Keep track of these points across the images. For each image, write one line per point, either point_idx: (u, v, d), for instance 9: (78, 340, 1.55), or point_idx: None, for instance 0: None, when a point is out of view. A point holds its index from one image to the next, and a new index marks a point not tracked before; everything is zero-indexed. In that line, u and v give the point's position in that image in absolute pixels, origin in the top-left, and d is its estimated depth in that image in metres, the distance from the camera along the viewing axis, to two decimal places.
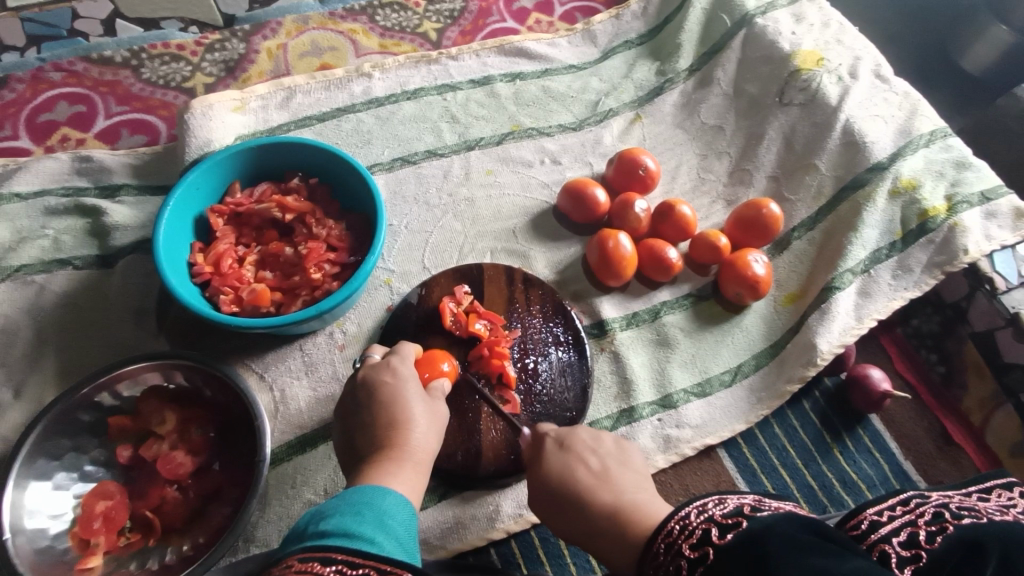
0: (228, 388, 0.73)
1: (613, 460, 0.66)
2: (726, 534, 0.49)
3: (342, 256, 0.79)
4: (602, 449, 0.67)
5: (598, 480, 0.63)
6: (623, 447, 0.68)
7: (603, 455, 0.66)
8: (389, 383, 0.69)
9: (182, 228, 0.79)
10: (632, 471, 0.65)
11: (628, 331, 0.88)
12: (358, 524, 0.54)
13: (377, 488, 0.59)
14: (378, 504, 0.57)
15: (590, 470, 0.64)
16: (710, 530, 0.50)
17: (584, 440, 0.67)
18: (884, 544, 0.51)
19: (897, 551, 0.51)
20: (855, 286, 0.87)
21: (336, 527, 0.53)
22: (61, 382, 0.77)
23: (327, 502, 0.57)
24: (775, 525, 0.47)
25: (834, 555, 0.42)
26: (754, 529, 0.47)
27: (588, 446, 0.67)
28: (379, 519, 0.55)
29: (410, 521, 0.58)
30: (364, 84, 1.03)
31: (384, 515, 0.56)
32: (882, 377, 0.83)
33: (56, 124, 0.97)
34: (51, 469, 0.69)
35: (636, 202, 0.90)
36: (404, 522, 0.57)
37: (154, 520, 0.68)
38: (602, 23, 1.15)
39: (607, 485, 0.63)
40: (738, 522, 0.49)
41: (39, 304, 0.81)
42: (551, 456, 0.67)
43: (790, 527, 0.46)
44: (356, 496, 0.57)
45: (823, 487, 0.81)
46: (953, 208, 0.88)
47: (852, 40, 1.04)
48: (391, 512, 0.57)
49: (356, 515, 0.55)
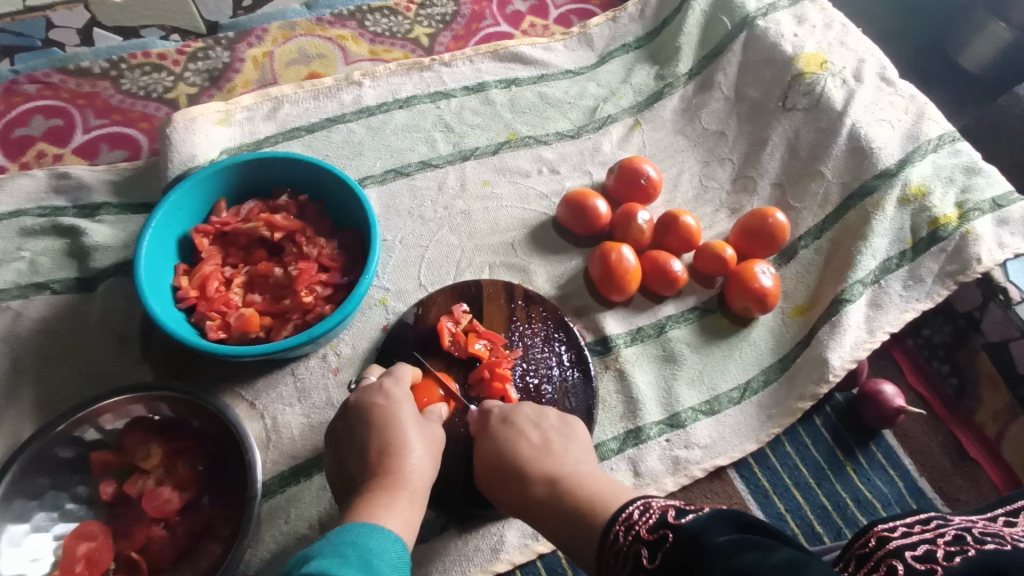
0: (216, 419, 0.70)
1: (555, 433, 0.68)
2: (656, 556, 0.48)
3: (334, 276, 0.76)
4: (545, 423, 0.69)
5: (540, 452, 0.65)
6: (566, 421, 0.70)
7: (545, 429, 0.68)
8: (382, 407, 0.66)
9: (165, 250, 0.75)
10: (573, 443, 0.67)
11: (632, 347, 0.85)
12: (344, 567, 0.50)
13: (365, 525, 0.56)
14: (366, 542, 0.54)
15: (532, 443, 0.66)
16: (641, 553, 0.50)
17: (526, 415, 0.69)
18: (893, 559, 0.48)
19: (910, 565, 0.47)
20: (866, 298, 0.84)
21: (319, 569, 0.50)
22: (39, 415, 0.73)
23: (313, 544, 0.53)
24: (702, 535, 0.46)
25: (762, 549, 0.42)
26: (681, 542, 0.47)
27: (531, 420, 0.69)
28: (365, 560, 0.52)
29: (400, 559, 0.55)
30: (354, 93, 0.99)
31: (370, 554, 0.53)
32: (895, 393, 0.81)
33: (31, 140, 0.93)
34: (29, 509, 0.66)
35: (639, 213, 0.87)
36: (393, 563, 0.54)
37: (140, 561, 0.65)
38: (598, 26, 1.12)
39: (547, 457, 0.64)
40: (664, 535, 0.49)
41: (15, 332, 0.77)
42: (494, 430, 0.68)
43: (715, 530, 0.46)
44: (344, 535, 0.54)
45: (837, 507, 0.78)
46: (964, 216, 0.85)
47: (856, 42, 1.02)
48: (379, 552, 0.54)
49: (340, 557, 0.52)
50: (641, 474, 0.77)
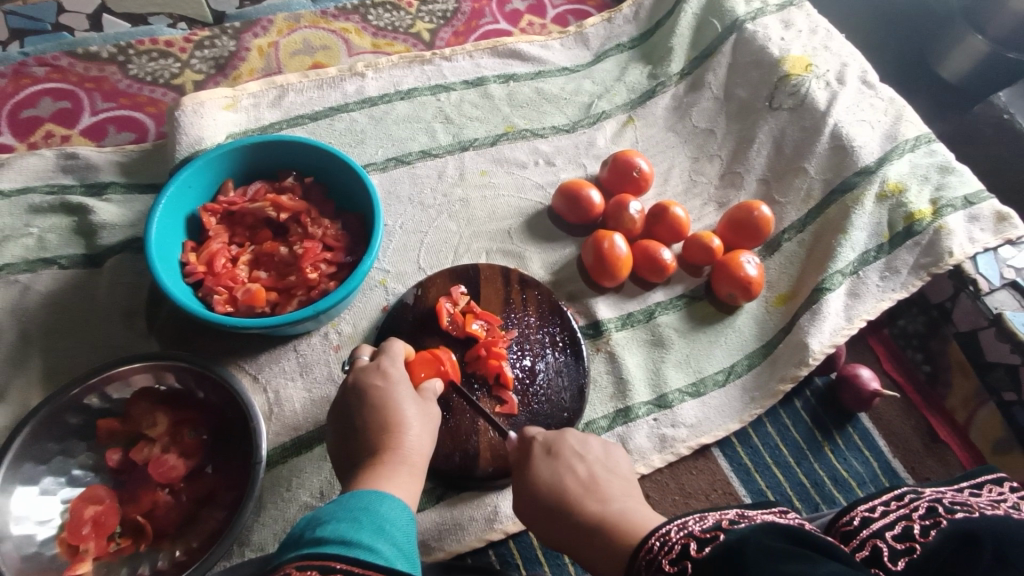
0: (222, 389, 0.72)
1: (601, 466, 0.66)
2: (704, 548, 0.48)
3: (338, 255, 0.79)
4: (590, 455, 0.67)
5: (586, 487, 0.63)
6: (610, 451, 0.68)
7: (591, 461, 0.66)
8: (380, 387, 0.69)
9: (174, 227, 0.77)
10: (618, 477, 0.65)
11: (623, 331, 0.88)
12: (356, 531, 0.53)
13: (375, 494, 0.58)
14: (377, 510, 0.57)
15: (578, 478, 0.64)
16: (690, 545, 0.50)
17: (571, 446, 0.67)
18: (876, 540, 0.52)
19: (891, 545, 0.52)
20: (845, 288, 0.89)
21: (334, 534, 0.53)
22: (47, 384, 0.75)
23: (324, 507, 0.56)
24: (748, 538, 0.47)
25: (810, 559, 0.43)
26: (732, 545, 0.47)
27: (576, 452, 0.67)
28: (377, 526, 0.55)
29: (409, 525, 0.58)
30: (357, 83, 1.02)
31: (382, 521, 0.56)
32: (871, 377, 0.85)
33: (39, 120, 0.95)
34: (38, 473, 0.67)
35: (631, 203, 0.90)
36: (402, 528, 0.57)
37: (146, 524, 0.67)
38: (594, 26, 1.16)
39: (594, 490, 0.62)
40: (716, 536, 0.48)
41: (23, 305, 0.79)
42: (539, 464, 0.66)
43: (764, 537, 0.47)
44: (354, 501, 0.57)
45: (815, 485, 0.82)
46: (938, 212, 0.90)
47: (839, 47, 1.06)
48: (390, 518, 0.57)
49: (354, 522, 0.54)
50: (630, 451, 0.80)
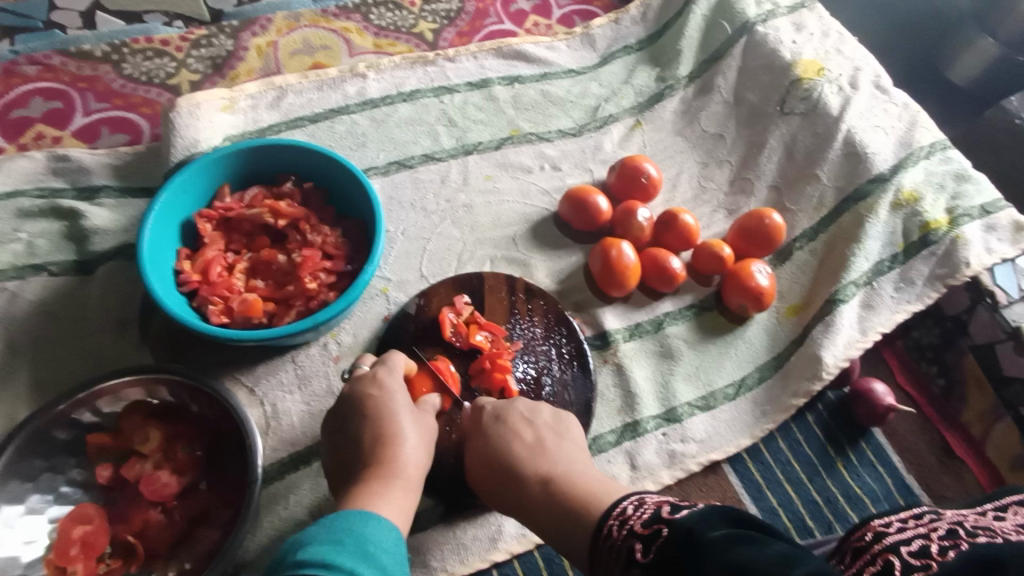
0: (217, 403, 0.69)
1: (549, 431, 0.67)
2: (649, 550, 0.48)
3: (338, 263, 0.76)
4: (539, 420, 0.68)
5: (532, 451, 0.64)
6: (560, 417, 0.69)
7: (539, 426, 0.67)
8: (376, 397, 0.66)
9: (168, 234, 0.75)
10: (567, 441, 0.66)
11: (630, 342, 0.86)
12: (339, 555, 0.51)
13: (361, 513, 0.56)
14: (363, 530, 0.54)
15: (525, 443, 0.65)
16: (635, 547, 0.49)
17: (520, 413, 0.68)
18: (890, 554, 0.49)
19: (906, 561, 0.49)
20: (859, 299, 0.86)
21: (315, 556, 0.50)
22: (35, 397, 0.73)
23: (308, 529, 0.53)
24: (693, 528, 0.46)
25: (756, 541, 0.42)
26: (674, 537, 0.46)
27: (524, 418, 0.67)
28: (362, 548, 0.52)
29: (399, 548, 0.56)
30: (358, 84, 0.99)
31: (368, 543, 0.53)
32: (886, 392, 0.83)
33: (30, 121, 0.92)
34: (24, 491, 0.65)
35: (639, 210, 0.88)
36: (391, 550, 0.54)
37: (136, 545, 0.64)
38: (601, 27, 1.13)
39: (542, 457, 0.63)
40: (659, 530, 0.48)
41: (10, 314, 0.76)
42: (487, 430, 0.68)
43: (708, 526, 0.46)
44: (339, 522, 0.54)
45: (828, 503, 0.79)
46: (954, 221, 0.88)
47: (852, 50, 1.04)
48: (376, 540, 0.54)
49: (337, 544, 0.52)
50: (638, 466, 0.78)
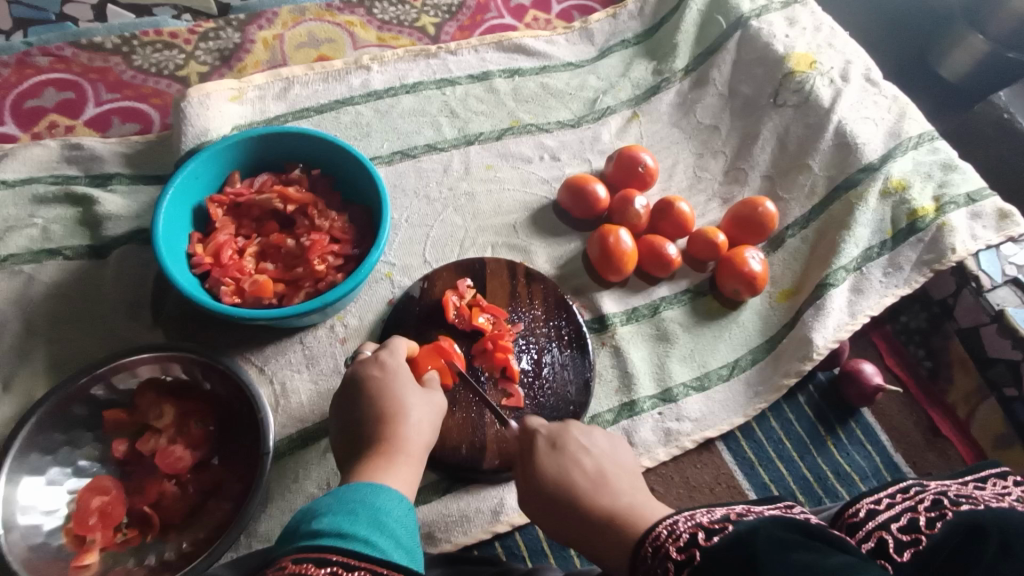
0: (228, 380, 0.72)
1: (606, 460, 0.65)
2: (713, 537, 0.49)
3: (346, 247, 0.78)
4: (596, 448, 0.66)
5: (594, 482, 0.62)
6: (615, 444, 0.67)
7: (597, 455, 0.65)
8: (377, 377, 0.69)
9: (181, 218, 0.77)
10: (624, 471, 0.64)
11: (628, 326, 0.89)
12: (352, 524, 0.53)
13: (372, 485, 0.58)
14: (374, 501, 0.56)
15: (586, 473, 0.62)
16: (698, 535, 0.50)
17: (577, 440, 0.65)
18: (882, 532, 0.53)
19: (896, 537, 0.52)
20: (848, 283, 0.89)
21: (331, 526, 0.53)
22: (52, 375, 0.75)
23: (322, 499, 0.56)
24: (760, 529, 0.47)
25: (821, 551, 0.43)
26: (741, 533, 0.47)
27: (581, 446, 0.65)
28: (374, 518, 0.55)
29: (409, 516, 0.58)
30: (362, 76, 1.02)
31: (379, 513, 0.55)
32: (874, 372, 0.86)
33: (43, 111, 0.94)
34: (44, 464, 0.67)
35: (636, 198, 0.91)
36: (401, 520, 0.57)
37: (152, 515, 0.67)
38: (599, 22, 1.16)
39: (604, 488, 0.61)
40: (725, 527, 0.49)
41: (27, 296, 0.79)
42: (544, 459, 0.64)
43: (774, 528, 0.47)
44: (351, 494, 0.57)
45: (818, 479, 0.82)
46: (941, 209, 0.90)
47: (843, 44, 1.07)
48: (387, 510, 0.56)
49: (350, 514, 0.54)
50: (635, 444, 0.81)
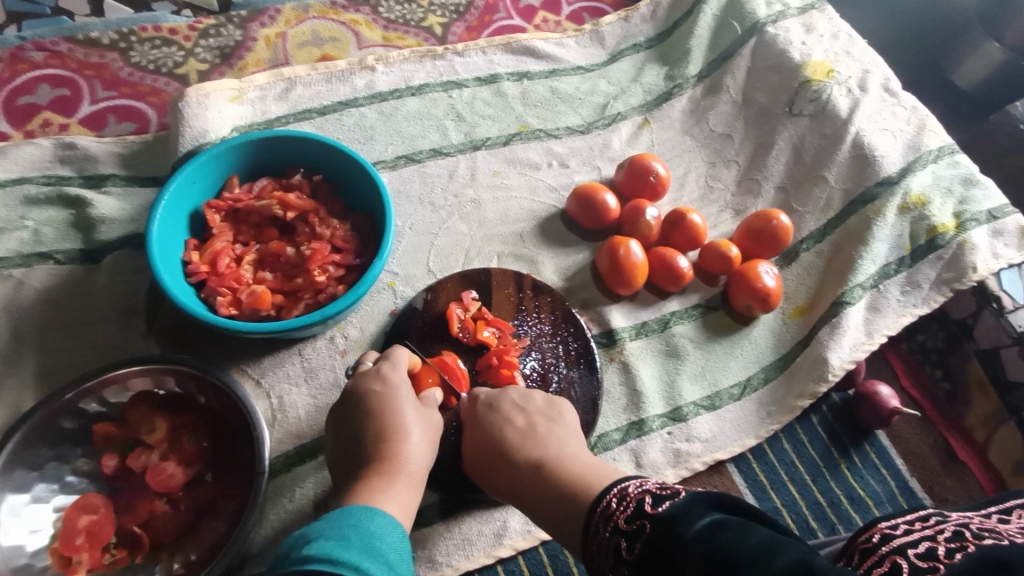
0: (224, 395, 0.69)
1: (540, 416, 0.69)
2: (635, 546, 0.48)
3: (347, 257, 0.76)
4: (531, 407, 0.70)
5: (524, 434, 0.66)
6: (552, 403, 0.71)
7: (529, 412, 0.69)
8: (380, 392, 0.66)
9: (176, 224, 0.74)
10: (557, 426, 0.68)
11: (637, 341, 0.86)
12: (345, 550, 0.50)
13: (366, 510, 0.56)
14: (367, 526, 0.54)
15: (516, 427, 0.67)
16: (620, 544, 0.50)
17: (512, 400, 0.70)
18: (897, 556, 0.49)
19: (913, 563, 0.48)
20: (865, 301, 0.86)
21: (322, 552, 0.50)
22: (40, 386, 0.72)
23: (313, 524, 0.53)
24: (677, 520, 0.47)
25: (738, 529, 0.44)
26: (658, 529, 0.47)
27: (516, 405, 0.70)
28: (368, 545, 0.52)
29: (402, 544, 0.55)
30: (367, 77, 0.99)
31: (373, 538, 0.53)
32: (891, 394, 0.83)
33: (36, 108, 0.91)
34: (29, 480, 0.65)
35: (648, 209, 0.88)
36: (395, 548, 0.54)
37: (142, 535, 0.64)
38: (610, 25, 1.13)
39: (531, 440, 0.65)
40: (642, 525, 0.49)
41: (16, 302, 0.76)
42: (479, 417, 0.70)
43: (689, 514, 0.47)
44: (343, 518, 0.54)
45: (831, 504, 0.80)
46: (961, 226, 0.88)
47: (861, 52, 1.04)
48: (380, 536, 0.54)
49: (343, 540, 0.51)
50: (643, 465, 0.78)
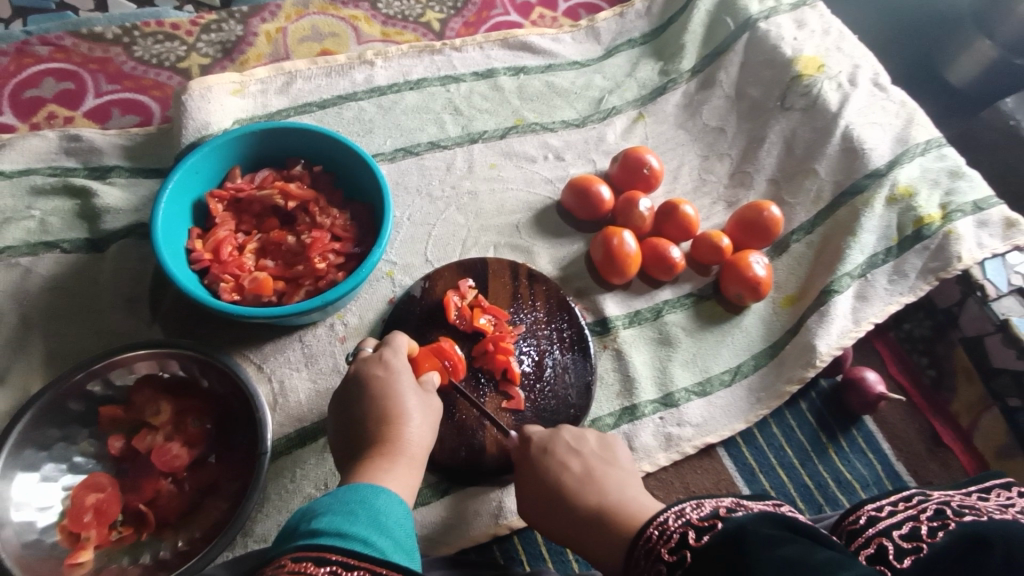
0: (227, 378, 0.71)
1: (596, 460, 0.67)
2: (703, 536, 0.49)
3: (347, 245, 0.78)
4: (585, 449, 0.68)
5: (582, 480, 0.64)
6: (607, 445, 0.70)
7: (585, 455, 0.67)
8: (382, 377, 0.68)
9: (180, 212, 0.76)
10: (615, 469, 0.66)
11: (630, 329, 0.88)
12: (352, 524, 0.52)
13: (371, 486, 0.58)
14: (373, 502, 0.56)
15: (573, 472, 0.65)
16: (687, 534, 0.50)
17: (565, 442, 0.69)
18: (883, 539, 0.52)
19: (897, 544, 0.51)
20: (853, 290, 0.88)
21: (329, 526, 0.52)
22: (48, 370, 0.74)
23: (321, 500, 0.55)
24: (747, 527, 0.47)
25: (807, 545, 0.43)
26: (729, 530, 0.47)
27: (571, 448, 0.68)
28: (373, 518, 0.54)
29: (407, 519, 0.57)
30: (366, 72, 1.01)
31: (378, 514, 0.55)
32: (877, 380, 0.85)
33: (42, 101, 0.93)
34: (38, 460, 0.67)
35: (641, 201, 0.90)
36: (400, 522, 0.56)
37: (148, 513, 0.66)
38: (606, 21, 1.15)
39: (590, 485, 0.64)
40: (714, 523, 0.49)
41: (24, 289, 0.78)
42: (534, 461, 0.68)
43: (760, 526, 0.47)
44: (350, 495, 0.56)
45: (818, 487, 0.82)
46: (947, 217, 0.90)
47: (852, 48, 1.06)
48: (386, 511, 0.56)
49: (349, 515, 0.53)
50: (635, 448, 0.80)
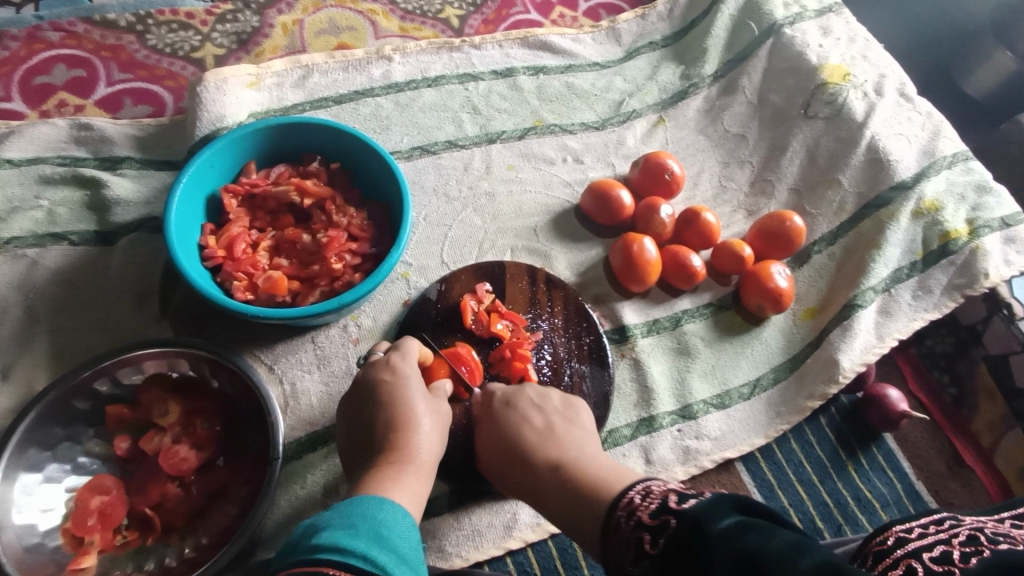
0: (237, 379, 0.69)
1: (559, 416, 0.69)
2: (659, 540, 0.49)
3: (364, 245, 0.76)
4: (549, 406, 0.70)
5: (543, 435, 0.67)
6: (571, 404, 0.71)
7: (548, 412, 0.69)
8: (389, 381, 0.66)
9: (194, 207, 0.74)
10: (576, 427, 0.69)
11: (648, 338, 0.86)
12: (353, 538, 0.50)
13: (374, 499, 0.55)
14: (375, 515, 0.53)
15: (535, 427, 0.67)
16: (644, 537, 0.50)
17: (530, 399, 0.70)
18: (911, 559, 0.48)
19: (928, 566, 0.47)
20: (876, 305, 0.87)
21: (331, 540, 0.49)
22: (53, 366, 0.72)
23: (323, 513, 0.53)
24: (702, 519, 0.47)
25: (763, 530, 0.44)
26: (683, 526, 0.48)
27: (534, 404, 0.70)
28: (375, 532, 0.51)
29: (413, 531, 0.55)
30: (383, 67, 0.99)
31: (381, 526, 0.52)
32: (899, 398, 0.83)
33: (52, 88, 0.91)
34: (42, 460, 0.65)
35: (662, 207, 0.88)
36: (404, 534, 0.54)
37: (154, 518, 0.64)
38: (627, 22, 1.13)
39: (551, 440, 0.66)
40: (668, 521, 0.49)
41: (30, 281, 0.76)
42: (497, 415, 0.70)
43: (715, 517, 0.47)
44: (353, 507, 0.54)
45: (837, 505, 0.80)
46: (974, 232, 0.88)
47: (877, 57, 1.04)
48: (390, 524, 0.53)
49: (351, 528, 0.51)
50: (652, 461, 0.78)
